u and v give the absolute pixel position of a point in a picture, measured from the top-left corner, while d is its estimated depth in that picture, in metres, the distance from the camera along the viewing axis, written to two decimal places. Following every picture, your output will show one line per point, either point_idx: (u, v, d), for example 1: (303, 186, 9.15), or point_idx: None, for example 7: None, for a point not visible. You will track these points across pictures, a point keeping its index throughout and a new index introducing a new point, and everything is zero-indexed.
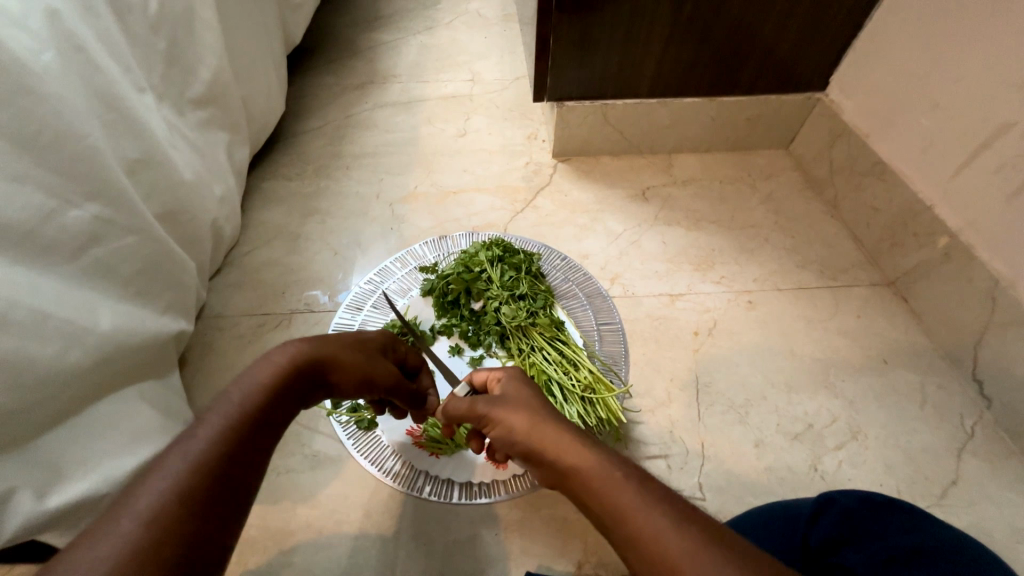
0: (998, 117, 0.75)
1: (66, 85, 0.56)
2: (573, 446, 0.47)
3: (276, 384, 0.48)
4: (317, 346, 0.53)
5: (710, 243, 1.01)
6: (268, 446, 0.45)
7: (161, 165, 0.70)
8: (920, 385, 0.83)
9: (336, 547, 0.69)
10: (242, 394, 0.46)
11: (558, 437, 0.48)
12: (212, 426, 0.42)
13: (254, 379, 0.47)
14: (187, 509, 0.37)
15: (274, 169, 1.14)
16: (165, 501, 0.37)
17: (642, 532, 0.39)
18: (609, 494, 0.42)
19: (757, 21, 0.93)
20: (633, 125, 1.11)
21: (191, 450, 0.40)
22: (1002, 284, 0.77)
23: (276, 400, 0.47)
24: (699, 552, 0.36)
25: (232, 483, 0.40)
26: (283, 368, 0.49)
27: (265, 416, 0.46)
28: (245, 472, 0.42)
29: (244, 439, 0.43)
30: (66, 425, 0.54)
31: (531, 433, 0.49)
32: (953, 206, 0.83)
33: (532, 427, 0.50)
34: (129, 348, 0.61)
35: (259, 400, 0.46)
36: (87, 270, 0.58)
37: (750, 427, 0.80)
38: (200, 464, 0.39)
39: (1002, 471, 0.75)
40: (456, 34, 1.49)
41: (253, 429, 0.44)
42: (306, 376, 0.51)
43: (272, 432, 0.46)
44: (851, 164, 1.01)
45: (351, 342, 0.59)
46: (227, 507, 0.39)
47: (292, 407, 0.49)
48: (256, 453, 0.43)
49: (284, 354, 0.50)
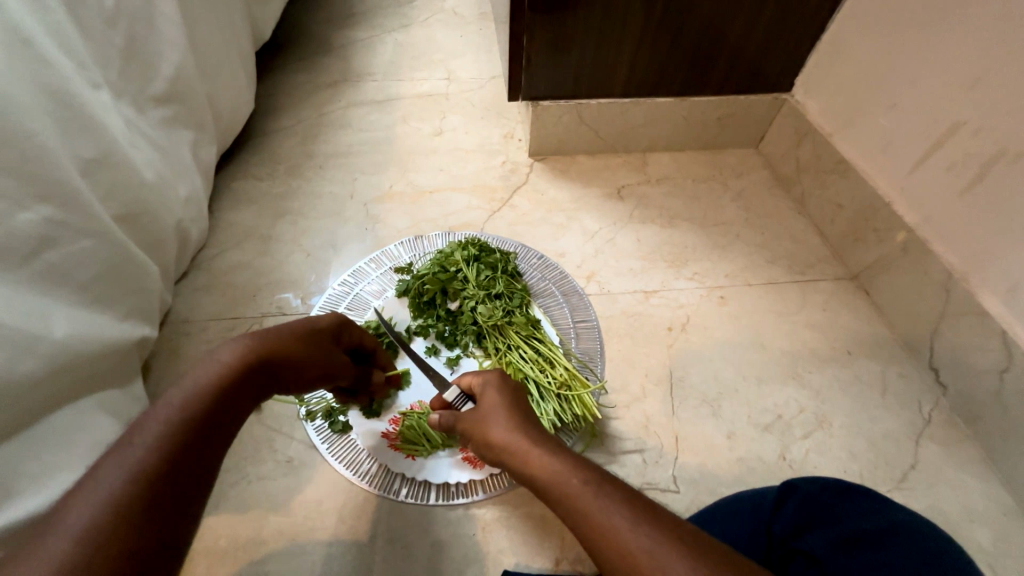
0: (950, 116, 0.78)
1: (12, 81, 0.54)
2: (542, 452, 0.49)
3: (225, 384, 0.47)
4: (266, 340, 0.52)
5: (684, 240, 1.02)
6: (216, 449, 0.45)
7: (120, 164, 0.68)
8: (883, 374, 0.86)
9: (310, 552, 0.69)
10: (185, 397, 0.45)
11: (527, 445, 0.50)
12: (151, 433, 0.42)
13: (197, 381, 0.46)
14: (124, 524, 0.37)
15: (244, 169, 1.12)
16: (99, 516, 0.37)
17: (602, 533, 0.40)
18: (571, 497, 0.43)
19: (725, 22, 0.95)
20: (607, 123, 1.12)
21: (127, 461, 0.40)
22: (955, 276, 0.80)
23: (222, 401, 0.46)
24: (655, 552, 0.37)
25: (173, 492, 0.40)
26: (230, 368, 0.48)
27: (211, 419, 0.45)
28: (188, 479, 0.42)
29: (187, 445, 0.42)
30: (21, 437, 0.52)
31: (506, 440, 0.52)
32: (910, 201, 0.86)
33: (507, 434, 0.52)
34: (86, 356, 0.59)
35: (202, 403, 0.45)
36: (41, 275, 0.56)
37: (723, 420, 0.81)
38: (136, 476, 0.39)
39: (957, 455, 0.78)
40: (432, 32, 1.48)
41: (197, 434, 0.43)
42: (257, 373, 0.50)
43: (221, 434, 0.46)
44: (817, 162, 1.04)
45: (306, 330, 0.57)
46: (169, 518, 0.39)
47: (242, 407, 0.48)
48: (198, 457, 0.43)
49: (233, 351, 0.49)
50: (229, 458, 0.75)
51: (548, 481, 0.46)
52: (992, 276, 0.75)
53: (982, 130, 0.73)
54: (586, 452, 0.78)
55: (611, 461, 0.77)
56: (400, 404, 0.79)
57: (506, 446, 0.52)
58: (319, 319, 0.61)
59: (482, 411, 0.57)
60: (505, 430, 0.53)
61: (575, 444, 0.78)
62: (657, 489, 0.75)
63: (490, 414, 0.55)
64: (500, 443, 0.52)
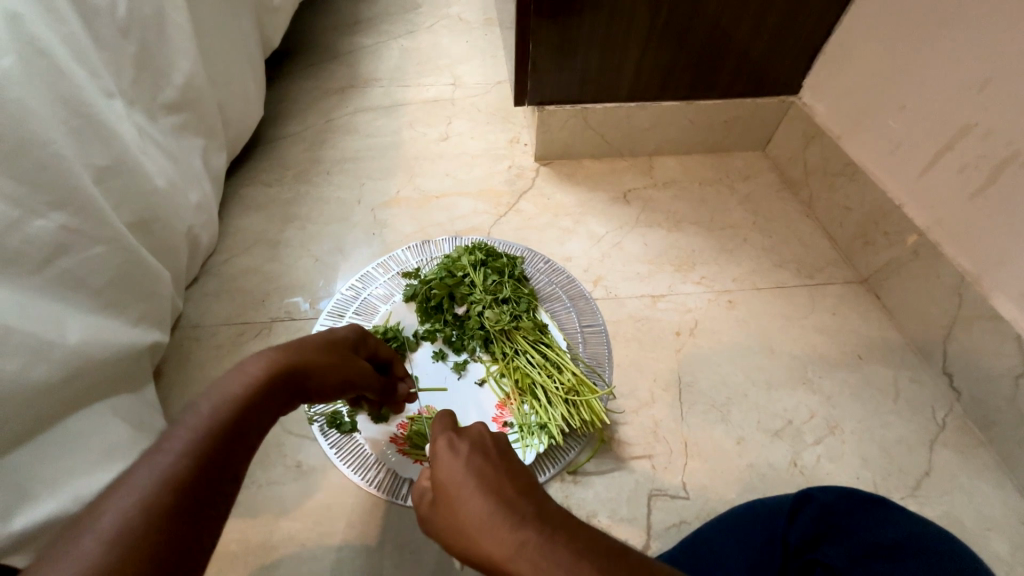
0: (961, 118, 0.77)
1: (26, 90, 0.55)
2: (548, 557, 0.34)
3: (252, 396, 0.48)
4: (292, 352, 0.53)
5: (690, 244, 1.02)
6: (243, 457, 0.45)
7: (133, 171, 0.69)
8: (893, 378, 0.85)
9: (319, 558, 0.69)
10: (212, 406, 0.45)
11: (534, 554, 0.34)
12: (180, 439, 0.42)
13: (222, 391, 0.47)
14: (155, 527, 0.37)
15: (254, 175, 1.12)
16: (130, 518, 0.37)
17: None
18: None
19: (732, 25, 0.95)
20: (613, 128, 1.12)
21: (158, 465, 0.40)
22: (967, 280, 0.79)
23: (249, 411, 0.47)
24: None
25: (203, 497, 0.41)
26: (255, 379, 0.49)
27: (238, 427, 0.45)
28: (217, 485, 0.42)
29: (215, 451, 0.43)
30: (34, 442, 0.52)
31: (507, 552, 0.35)
32: (920, 205, 0.86)
33: (507, 542, 0.36)
34: (98, 362, 0.59)
35: (228, 411, 0.45)
36: (55, 281, 0.57)
37: (732, 426, 0.81)
38: (166, 480, 0.40)
39: (971, 461, 0.78)
40: (437, 38, 1.49)
41: (224, 440, 0.44)
42: (283, 384, 0.51)
43: (247, 441, 0.46)
44: (824, 165, 1.03)
45: (324, 343, 0.58)
46: (199, 523, 0.40)
47: (268, 418, 0.49)
48: (227, 464, 0.43)
49: (258, 364, 0.50)
50: None
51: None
52: (1004, 279, 0.75)
53: (994, 132, 0.73)
54: (595, 458, 0.77)
55: (620, 467, 0.77)
56: (407, 409, 0.79)
57: (505, 558, 0.35)
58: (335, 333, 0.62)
59: (458, 500, 0.40)
60: (501, 533, 0.36)
61: (583, 450, 0.78)
62: (667, 495, 0.74)
63: (470, 506, 0.39)
64: (497, 555, 0.36)
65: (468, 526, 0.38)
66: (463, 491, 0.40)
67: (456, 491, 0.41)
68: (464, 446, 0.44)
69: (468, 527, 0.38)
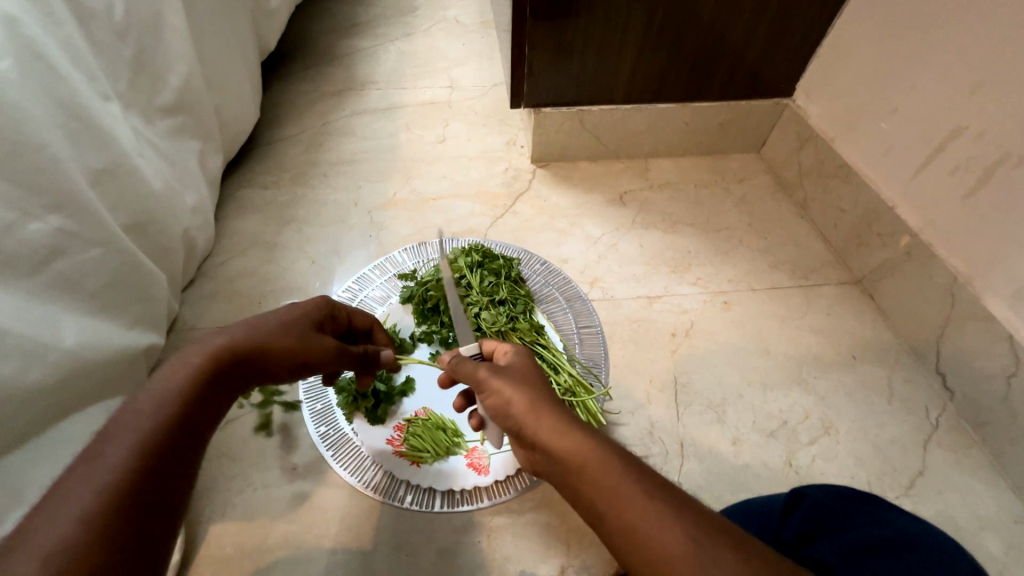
0: (952, 121, 0.78)
1: (24, 93, 0.55)
2: (572, 433, 0.47)
3: (201, 380, 0.47)
4: (238, 340, 0.52)
5: (686, 245, 1.03)
6: (193, 452, 0.44)
7: (130, 174, 0.69)
8: (888, 378, 0.86)
9: (315, 560, 0.69)
10: (157, 403, 0.44)
11: (558, 425, 0.48)
12: (122, 443, 0.40)
13: (164, 385, 0.45)
14: (100, 535, 0.36)
15: (250, 177, 1.13)
16: (70, 529, 0.35)
17: (616, 501, 0.42)
18: (587, 467, 0.45)
19: (726, 27, 0.95)
20: (610, 130, 1.13)
21: (100, 473, 0.38)
22: (960, 281, 0.80)
23: (197, 402, 0.46)
24: (662, 518, 0.40)
25: (149, 500, 0.39)
26: (199, 367, 0.48)
27: (186, 423, 0.44)
28: (164, 487, 0.41)
29: (161, 452, 0.42)
30: (28, 445, 0.52)
31: (534, 424, 0.49)
32: (914, 207, 0.86)
33: (534, 417, 0.49)
34: (94, 365, 0.59)
35: (175, 406, 0.44)
36: (51, 284, 0.57)
37: (728, 426, 0.81)
38: (109, 487, 0.38)
39: (964, 460, 0.78)
40: (434, 41, 1.49)
41: (171, 439, 0.43)
42: (229, 372, 0.50)
43: (196, 436, 0.45)
44: (819, 167, 1.04)
45: (276, 324, 0.57)
46: (146, 528, 0.39)
47: (220, 410, 0.48)
48: (175, 463, 0.42)
49: (202, 347, 0.49)
50: (237, 465, 0.76)
51: (575, 461, 0.45)
52: (997, 280, 0.75)
53: (984, 134, 0.74)
54: None
55: None
56: (404, 411, 0.79)
57: (530, 423, 0.49)
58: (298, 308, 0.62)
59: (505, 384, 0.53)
60: (532, 414, 0.50)
61: None
62: None
63: (516, 392, 0.52)
64: (525, 421, 0.50)
65: (509, 398, 0.52)
66: (511, 380, 0.54)
67: (509, 376, 0.54)
68: (520, 362, 0.57)
69: (508, 402, 0.51)
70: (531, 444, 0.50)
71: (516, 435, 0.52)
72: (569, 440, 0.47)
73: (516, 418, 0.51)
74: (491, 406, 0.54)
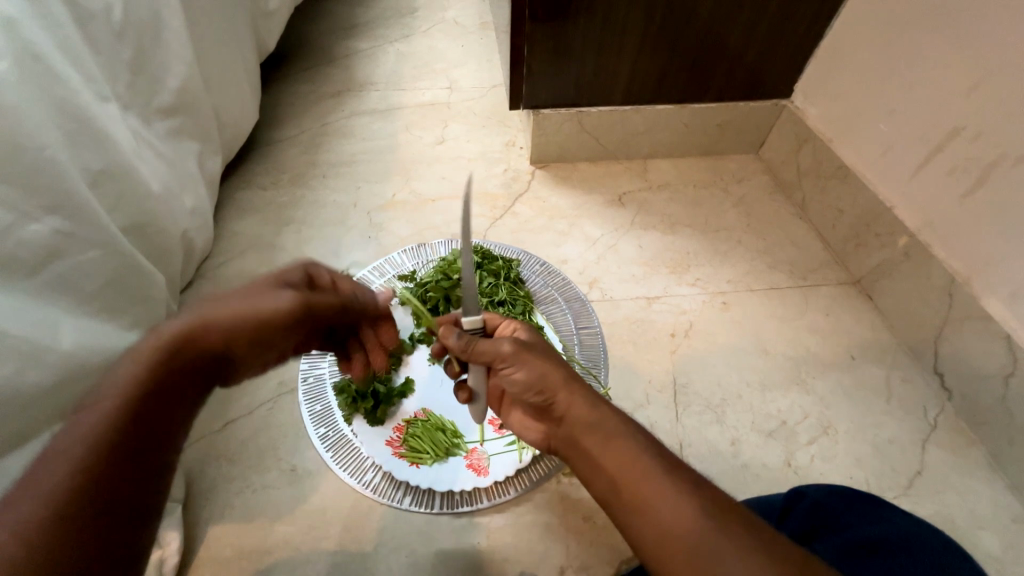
0: (949, 122, 0.78)
1: (21, 95, 0.55)
2: (601, 407, 0.49)
3: (245, 326, 0.49)
4: (207, 314, 0.48)
5: (685, 246, 1.03)
6: (169, 433, 0.43)
7: (128, 175, 0.69)
8: (886, 379, 0.86)
9: (314, 562, 0.69)
10: (127, 382, 0.42)
11: (587, 401, 0.50)
12: (92, 423, 0.40)
13: (137, 367, 0.44)
14: (74, 520, 0.37)
15: (249, 178, 1.12)
16: (35, 515, 0.36)
17: (634, 473, 0.43)
18: (610, 439, 0.46)
19: (724, 29, 0.96)
20: (608, 131, 1.13)
21: (70, 455, 0.38)
22: (958, 281, 0.80)
23: (175, 380, 0.45)
24: (678, 495, 0.41)
25: (124, 483, 0.39)
26: (170, 343, 0.45)
27: (159, 407, 0.43)
28: (139, 469, 0.41)
29: (135, 433, 0.41)
30: (26, 447, 0.52)
31: (564, 396, 0.50)
32: (912, 207, 0.86)
33: (566, 391, 0.51)
34: (92, 367, 0.59)
35: (143, 387, 0.43)
36: (50, 285, 0.57)
37: (727, 426, 0.81)
38: (79, 470, 0.38)
39: (961, 460, 0.78)
40: (433, 42, 1.49)
41: (144, 422, 0.42)
42: (201, 352, 0.47)
43: (173, 418, 0.44)
44: (817, 167, 1.04)
45: (251, 293, 0.52)
46: (121, 513, 0.39)
47: (201, 383, 0.48)
48: (151, 446, 0.42)
49: (242, 295, 0.51)
50: (235, 467, 0.76)
51: (602, 430, 0.47)
52: (994, 280, 0.75)
53: (981, 135, 0.74)
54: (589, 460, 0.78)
55: None
56: (403, 412, 0.79)
57: (560, 395, 0.51)
58: (324, 268, 0.62)
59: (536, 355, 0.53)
60: (562, 389, 0.51)
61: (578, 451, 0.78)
62: None
63: (547, 364, 0.52)
64: (553, 393, 0.51)
65: (539, 370, 0.52)
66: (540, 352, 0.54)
67: (537, 351, 0.54)
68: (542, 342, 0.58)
69: (535, 375, 0.52)
70: (558, 417, 0.52)
71: (542, 407, 0.53)
72: (598, 416, 0.48)
73: (547, 389, 0.52)
74: (514, 379, 0.54)
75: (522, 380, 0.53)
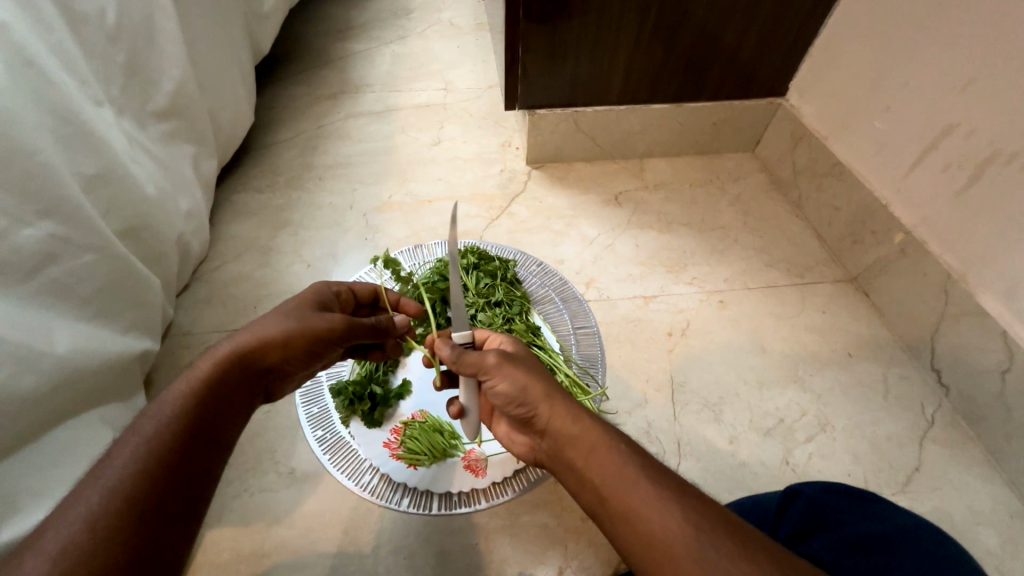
0: (944, 119, 0.78)
1: (15, 99, 0.55)
2: (581, 419, 0.48)
3: (298, 337, 0.56)
4: (243, 343, 0.52)
5: (682, 244, 1.03)
6: (209, 453, 0.46)
7: (122, 179, 0.68)
8: (883, 376, 0.86)
9: (313, 565, 0.69)
10: (165, 409, 0.46)
11: (569, 412, 0.49)
12: (132, 446, 0.42)
13: (176, 394, 0.47)
14: (115, 534, 0.38)
15: (245, 182, 1.12)
16: (75, 532, 0.37)
17: (621, 485, 0.43)
18: (594, 451, 0.46)
19: (719, 28, 0.96)
20: (604, 131, 1.13)
21: (109, 476, 0.40)
22: (953, 277, 0.80)
23: (208, 405, 0.48)
24: (665, 504, 0.41)
25: (165, 500, 0.41)
26: (209, 370, 0.49)
27: (195, 430, 0.46)
28: (178, 487, 0.43)
29: (174, 455, 0.43)
30: (20, 453, 0.52)
31: (545, 409, 0.50)
32: (908, 205, 0.86)
33: (546, 403, 0.50)
34: (87, 372, 0.59)
35: (181, 411, 0.46)
36: (44, 290, 0.56)
37: (725, 425, 0.81)
38: (118, 489, 0.40)
39: (959, 456, 0.78)
40: (428, 43, 1.50)
41: (183, 445, 0.44)
42: (239, 378, 0.51)
43: (210, 442, 0.46)
44: (812, 165, 1.04)
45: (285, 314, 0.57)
46: (164, 527, 0.41)
47: (240, 407, 0.51)
48: (189, 465, 0.44)
49: (288, 312, 0.58)
50: (233, 470, 0.76)
51: (585, 444, 0.47)
52: (989, 276, 0.75)
53: (974, 132, 0.74)
54: None
55: None
56: (400, 414, 0.79)
57: (542, 408, 0.50)
58: (344, 285, 0.69)
59: (517, 367, 0.53)
60: (542, 402, 0.51)
61: None
62: None
63: (529, 376, 0.52)
64: (535, 405, 0.51)
65: (520, 384, 0.52)
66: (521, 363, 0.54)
67: (520, 362, 0.54)
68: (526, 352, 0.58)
69: (517, 388, 0.52)
70: (541, 430, 0.51)
71: (525, 419, 0.53)
72: (578, 428, 0.48)
73: (529, 400, 0.51)
74: (498, 391, 0.54)
75: (504, 395, 0.53)
